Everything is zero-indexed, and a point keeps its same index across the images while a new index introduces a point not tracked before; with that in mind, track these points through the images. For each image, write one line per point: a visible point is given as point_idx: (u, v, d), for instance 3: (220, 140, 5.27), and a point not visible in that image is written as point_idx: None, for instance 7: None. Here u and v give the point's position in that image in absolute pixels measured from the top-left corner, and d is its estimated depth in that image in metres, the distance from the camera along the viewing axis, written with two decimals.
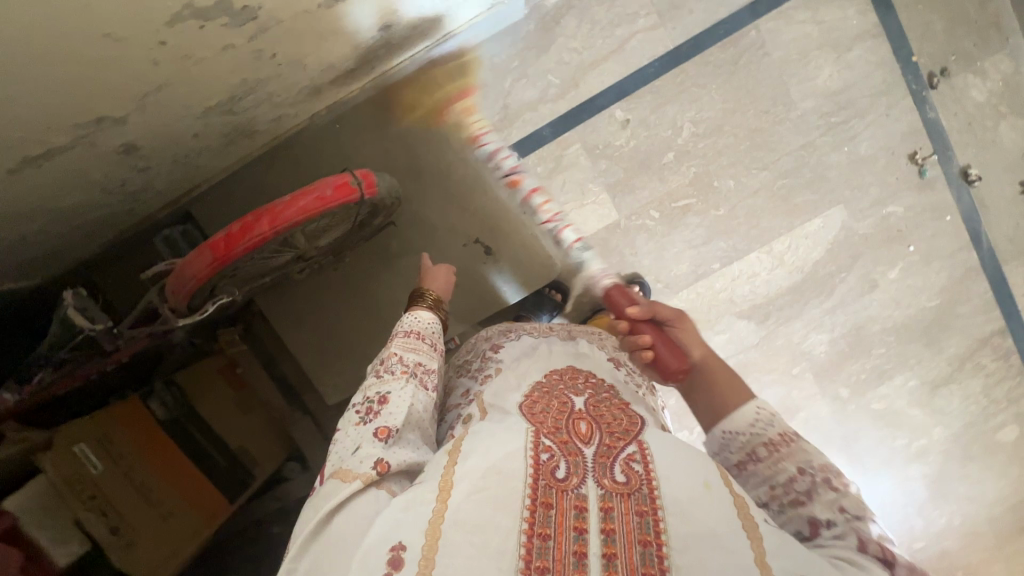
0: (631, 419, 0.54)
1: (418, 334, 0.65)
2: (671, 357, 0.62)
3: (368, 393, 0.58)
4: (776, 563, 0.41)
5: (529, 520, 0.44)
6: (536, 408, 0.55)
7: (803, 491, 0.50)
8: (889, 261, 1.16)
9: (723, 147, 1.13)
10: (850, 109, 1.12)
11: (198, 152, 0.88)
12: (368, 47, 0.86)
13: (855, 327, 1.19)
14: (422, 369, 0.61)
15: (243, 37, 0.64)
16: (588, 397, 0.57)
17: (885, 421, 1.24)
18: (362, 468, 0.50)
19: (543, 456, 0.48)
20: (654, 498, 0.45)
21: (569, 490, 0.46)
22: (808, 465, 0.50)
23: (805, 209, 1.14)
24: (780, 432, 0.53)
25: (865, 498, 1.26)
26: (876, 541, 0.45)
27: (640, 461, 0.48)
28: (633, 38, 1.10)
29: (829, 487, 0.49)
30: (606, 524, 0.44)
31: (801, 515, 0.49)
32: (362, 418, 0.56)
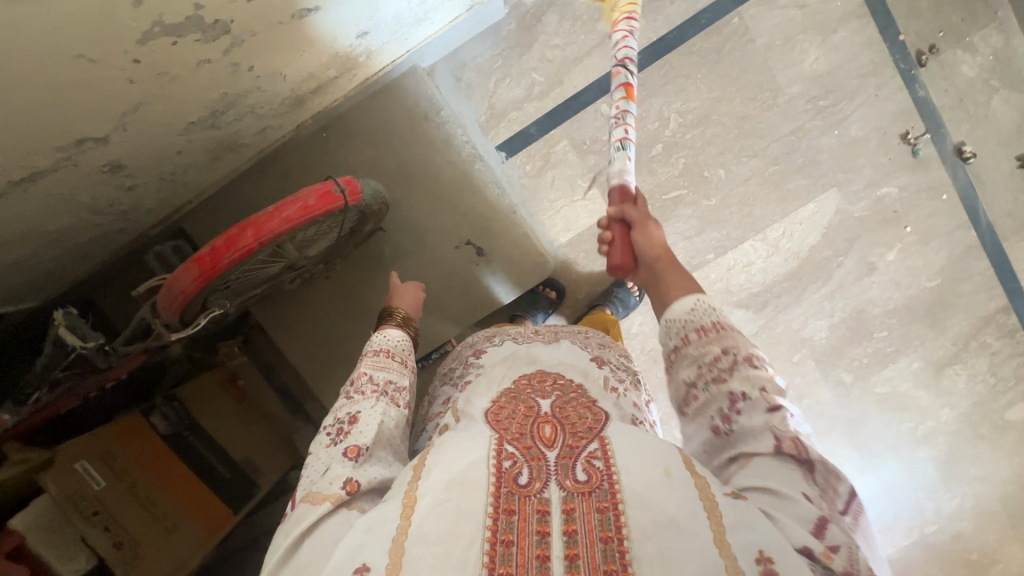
0: (595, 417, 0.56)
1: (388, 352, 0.68)
2: (622, 251, 0.72)
3: (339, 416, 0.61)
4: (735, 537, 0.43)
5: (492, 527, 0.45)
6: (501, 416, 0.57)
7: (727, 370, 0.56)
8: (886, 243, 1.15)
9: (712, 136, 1.12)
10: (837, 91, 1.11)
11: (184, 168, 0.89)
12: (347, 55, 0.87)
13: (855, 311, 1.18)
14: (392, 387, 0.64)
15: (217, 52, 0.65)
16: (554, 399, 0.59)
17: (891, 404, 1.22)
18: (331, 489, 0.52)
19: (506, 463, 0.50)
20: (614, 493, 0.47)
21: (532, 494, 0.48)
22: (733, 349, 0.56)
23: (798, 195, 1.13)
24: (714, 320, 0.59)
25: (873, 483, 1.25)
26: (791, 438, 0.50)
27: (601, 458, 0.50)
28: None
29: (750, 367, 0.55)
30: (568, 526, 0.45)
31: (722, 394, 0.55)
32: (333, 440, 0.58)
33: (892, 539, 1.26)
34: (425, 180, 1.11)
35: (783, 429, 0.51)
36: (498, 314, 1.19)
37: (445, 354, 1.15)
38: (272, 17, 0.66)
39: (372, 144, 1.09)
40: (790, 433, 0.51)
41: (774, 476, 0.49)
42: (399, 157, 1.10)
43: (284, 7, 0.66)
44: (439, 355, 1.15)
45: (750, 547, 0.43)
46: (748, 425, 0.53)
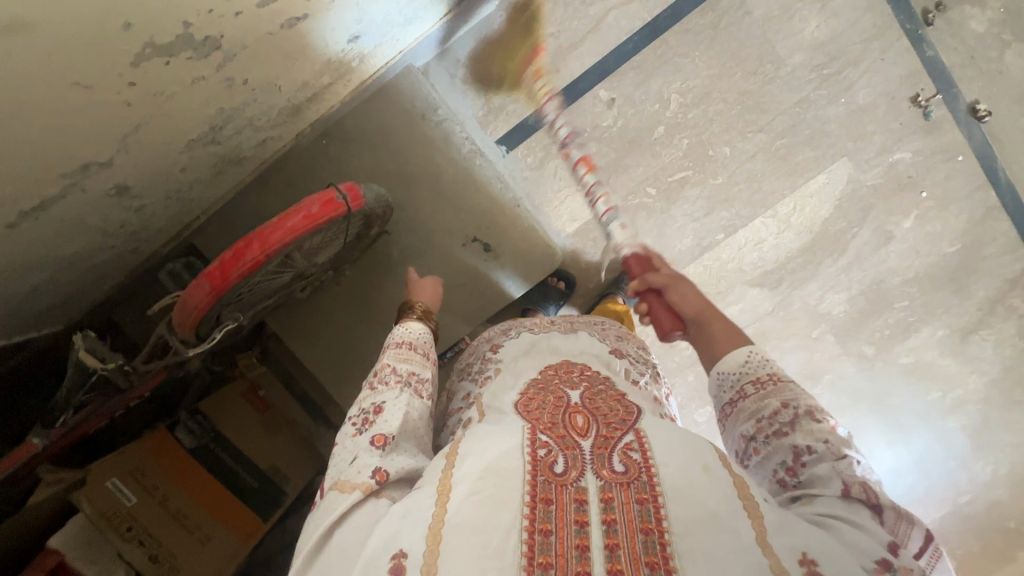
0: (627, 411, 0.57)
1: (410, 344, 0.68)
2: (667, 317, 0.72)
3: (363, 405, 0.61)
4: (776, 541, 0.42)
5: (530, 517, 0.45)
6: (534, 405, 0.58)
7: (786, 423, 0.54)
8: (903, 210, 1.12)
9: (714, 114, 1.10)
10: (841, 57, 1.08)
11: (192, 184, 0.90)
12: (339, 60, 0.86)
13: (874, 283, 1.15)
14: (415, 377, 0.65)
15: (210, 68, 0.65)
16: (583, 390, 0.60)
17: (917, 374, 1.20)
18: (360, 478, 0.52)
19: (540, 452, 0.50)
20: (654, 485, 0.47)
21: (568, 484, 0.48)
22: (792, 401, 0.55)
23: (807, 166, 1.11)
24: (768, 372, 0.59)
25: (903, 456, 1.24)
26: (860, 485, 0.47)
27: (637, 450, 0.50)
28: (609, 15, 1.06)
29: (811, 418, 0.54)
30: (607, 515, 0.45)
31: (784, 445, 0.53)
32: (358, 430, 0.58)
33: (926, 511, 1.26)
34: (426, 179, 1.10)
35: (850, 475, 0.48)
36: (508, 309, 1.20)
37: (459, 353, 1.18)
38: (263, 28, 0.66)
39: (373, 149, 1.09)
40: (860, 480, 0.48)
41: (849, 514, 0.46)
42: (399, 158, 1.09)
43: (273, 17, 0.66)
44: (454, 353, 1.17)
45: (792, 549, 0.42)
46: (816, 474, 0.50)
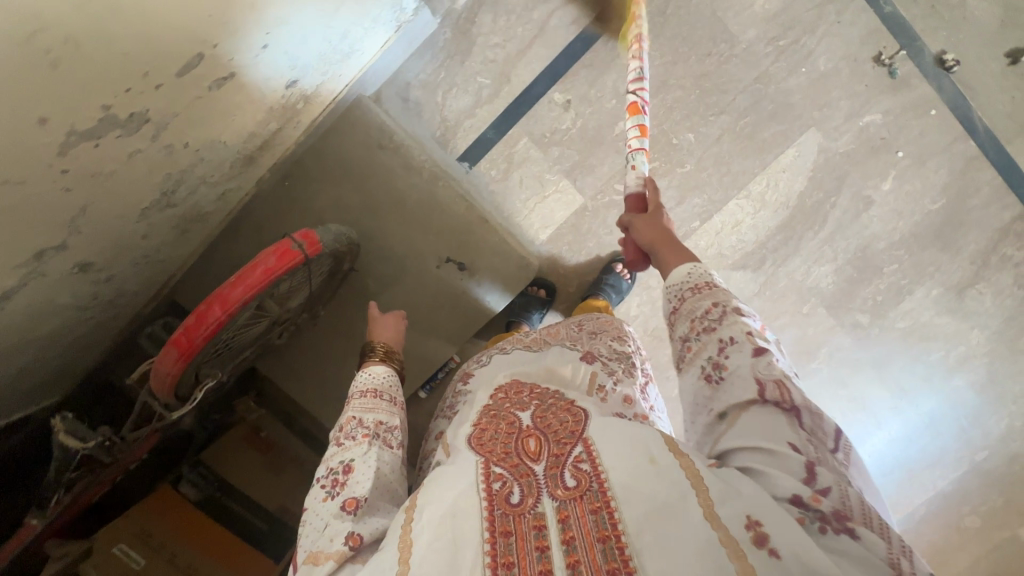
0: (575, 421, 0.56)
1: (375, 393, 0.70)
2: (633, 249, 0.75)
3: (331, 466, 0.61)
4: (724, 511, 0.42)
5: (491, 553, 0.44)
6: (486, 437, 0.57)
7: (716, 319, 0.55)
8: (879, 173, 1.09)
9: (673, 102, 1.08)
10: (796, 26, 1.04)
11: (156, 246, 0.91)
12: (282, 104, 0.86)
13: (859, 250, 1.13)
14: (382, 429, 0.65)
15: (145, 140, 0.65)
16: (534, 411, 0.59)
17: (916, 336, 1.17)
18: (333, 547, 0.51)
19: (495, 485, 0.50)
20: (604, 490, 0.46)
21: (526, 512, 0.47)
22: (722, 300, 0.56)
23: (775, 142, 1.08)
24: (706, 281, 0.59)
25: (914, 421, 1.22)
26: (775, 385, 0.49)
27: (587, 460, 0.49)
28: (553, 17, 1.05)
29: (738, 313, 0.55)
30: (566, 534, 0.45)
31: (713, 341, 0.54)
32: (328, 493, 0.58)
33: (943, 473, 1.24)
34: (392, 207, 1.10)
35: (768, 372, 0.50)
36: (493, 323, 1.20)
37: (451, 371, 1.18)
38: (193, 91, 0.66)
39: (332, 183, 1.09)
40: (775, 377, 0.50)
41: (761, 429, 0.48)
42: (363, 190, 1.09)
43: (200, 80, 0.65)
44: (445, 373, 1.18)
45: (737, 516, 0.41)
46: (736, 368, 0.52)
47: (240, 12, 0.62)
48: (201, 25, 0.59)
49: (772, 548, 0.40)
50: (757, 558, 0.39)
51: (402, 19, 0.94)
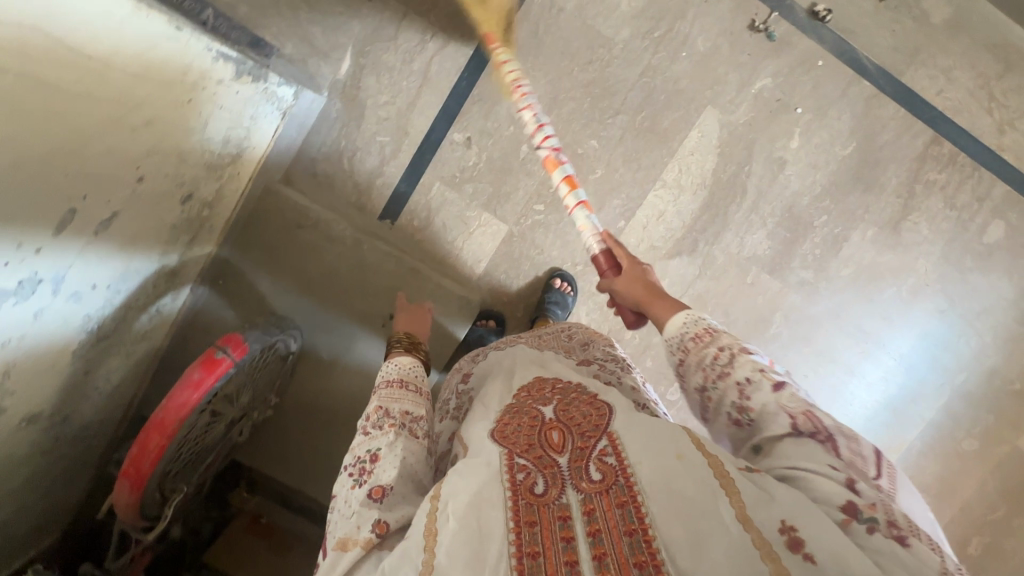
0: (601, 412, 0.56)
1: (399, 384, 0.72)
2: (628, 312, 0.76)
3: (359, 453, 0.62)
4: (756, 513, 0.44)
5: (517, 542, 0.47)
6: (508, 430, 0.57)
7: (725, 364, 0.57)
8: (784, 134, 1.11)
9: (568, 115, 1.10)
10: (667, 15, 1.06)
11: (104, 371, 0.94)
12: (185, 217, 0.89)
13: (786, 211, 1.14)
14: (408, 418, 0.66)
15: (48, 296, 0.68)
16: (557, 403, 0.59)
17: (865, 279, 1.18)
18: (362, 532, 0.54)
19: (519, 476, 0.51)
20: (631, 486, 0.49)
21: (550, 502, 0.49)
22: (726, 344, 0.58)
23: (676, 128, 1.10)
24: (703, 327, 0.61)
25: (885, 362, 1.22)
26: (803, 415, 0.51)
27: (612, 454, 0.51)
28: (433, 63, 1.07)
29: (744, 354, 0.57)
30: (591, 526, 0.47)
31: (729, 385, 0.56)
32: (356, 480, 0.60)
33: (927, 405, 1.24)
34: (327, 279, 1.14)
35: (793, 406, 0.52)
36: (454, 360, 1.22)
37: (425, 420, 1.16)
38: (81, 238, 0.69)
39: (265, 271, 1.13)
40: (802, 409, 0.51)
41: (803, 459, 0.50)
42: (296, 270, 1.13)
43: (82, 229, 0.68)
44: None
45: (772, 520, 0.44)
46: (762, 408, 0.54)
47: (104, 155, 0.64)
48: (66, 183, 0.61)
49: (806, 551, 0.43)
50: (791, 560, 0.42)
51: (285, 106, 0.95)
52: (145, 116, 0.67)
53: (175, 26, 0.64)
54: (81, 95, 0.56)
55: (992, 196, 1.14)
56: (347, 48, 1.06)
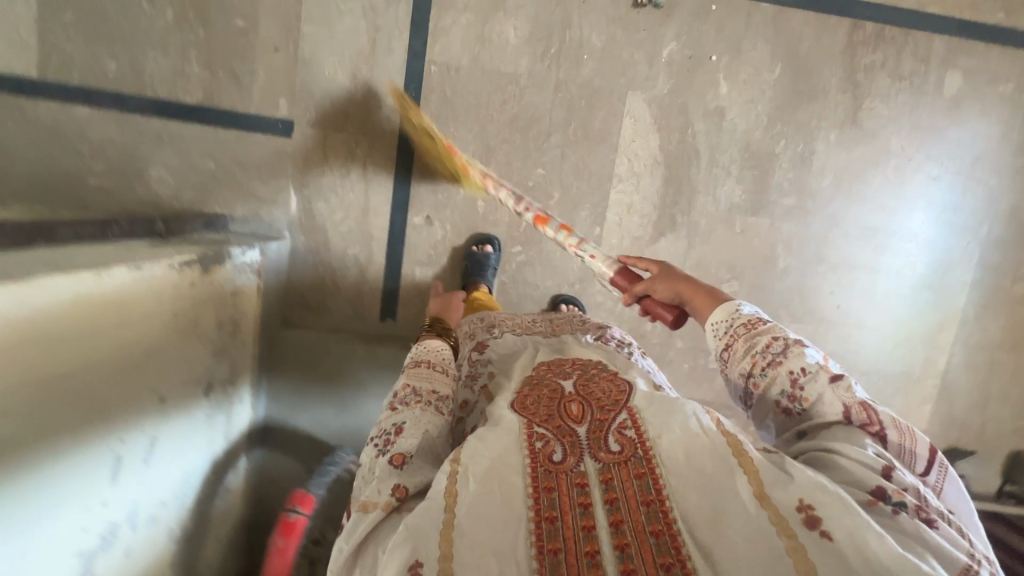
0: (622, 389, 0.58)
1: (429, 363, 0.70)
2: (665, 308, 0.71)
3: (385, 427, 0.61)
4: (775, 493, 0.46)
5: (535, 508, 0.47)
6: (528, 400, 0.58)
7: (779, 352, 0.60)
8: (710, 84, 1.12)
9: (507, 157, 1.13)
10: (556, 31, 1.09)
11: (204, 561, 0.99)
12: (215, 403, 0.95)
13: (744, 151, 1.15)
14: (435, 396, 0.65)
15: (128, 534, 0.75)
16: (576, 378, 0.60)
17: (848, 179, 1.17)
18: (382, 496, 0.52)
19: (538, 444, 0.52)
20: (650, 458, 0.50)
21: (568, 469, 0.50)
22: (781, 334, 0.61)
23: (609, 124, 1.13)
24: (755, 317, 0.63)
25: (904, 246, 1.21)
26: (858, 405, 0.55)
27: (631, 427, 0.53)
28: (368, 164, 1.12)
29: (799, 345, 0.60)
30: (609, 494, 0.48)
31: (782, 372, 0.59)
32: (380, 449, 0.58)
33: (964, 269, 1.21)
34: (357, 391, 1.18)
35: (846, 396, 0.56)
36: None
37: None
38: (135, 472, 0.75)
39: (302, 409, 1.18)
40: (858, 401, 0.56)
41: (846, 440, 0.53)
42: (327, 394, 1.18)
43: (132, 464, 0.74)
44: None
45: (790, 498, 0.45)
46: (815, 397, 0.58)
47: (123, 396, 0.70)
48: (102, 436, 0.68)
49: (823, 530, 0.43)
50: (807, 537, 0.43)
51: (257, 265, 1.00)
52: (144, 346, 0.73)
53: (134, 265, 0.71)
54: (77, 368, 0.62)
55: (934, 51, 1.12)
56: (288, 185, 1.12)
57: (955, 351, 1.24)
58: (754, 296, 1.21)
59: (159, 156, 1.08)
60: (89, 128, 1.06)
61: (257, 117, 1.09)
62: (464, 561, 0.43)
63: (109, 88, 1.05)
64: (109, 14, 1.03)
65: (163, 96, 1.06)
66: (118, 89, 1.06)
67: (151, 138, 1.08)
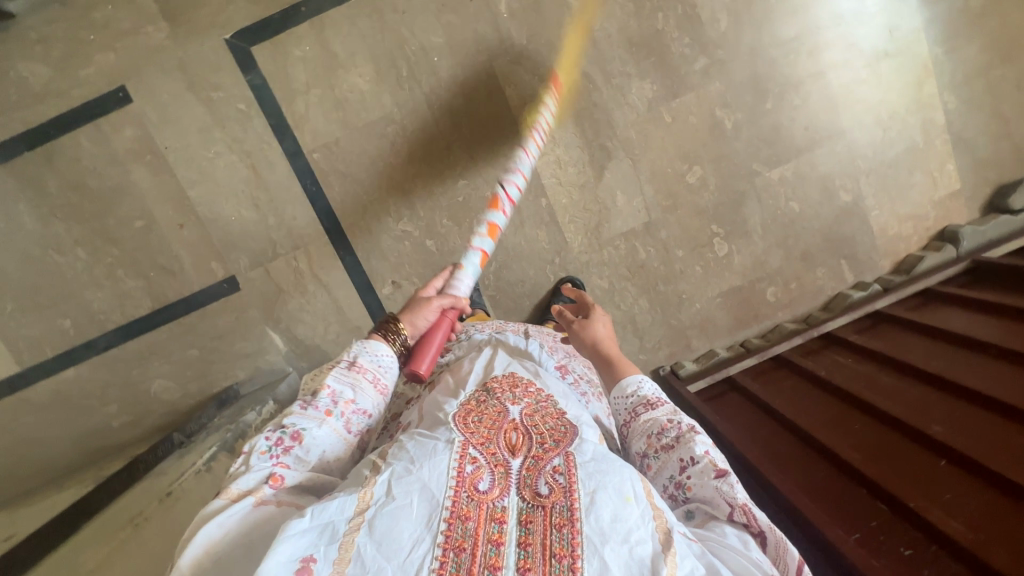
0: (567, 426, 0.54)
1: (359, 368, 0.63)
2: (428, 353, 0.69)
3: (283, 423, 0.57)
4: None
5: (446, 533, 0.44)
6: (471, 417, 0.54)
7: (673, 439, 0.58)
8: (561, 8, 1.07)
9: (425, 188, 1.12)
10: (398, 53, 1.07)
11: None
12: None
13: (629, 46, 1.09)
14: (350, 409, 0.61)
15: None
16: (524, 406, 0.56)
17: (743, 6, 1.09)
18: (256, 484, 0.51)
19: (468, 468, 0.48)
20: (574, 509, 0.45)
21: (489, 501, 0.47)
22: (675, 419, 0.60)
23: (493, 102, 1.10)
24: (655, 397, 0.64)
25: (837, 33, 1.12)
26: (742, 507, 0.51)
27: (565, 473, 0.48)
28: (315, 269, 1.13)
29: (692, 431, 0.58)
30: (524, 538, 0.45)
31: (671, 457, 0.57)
32: (269, 448, 0.55)
33: (907, 17, 1.12)
34: None
35: (734, 495, 0.52)
36: None
37: None
38: None
39: None
40: (743, 501, 0.52)
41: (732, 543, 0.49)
42: None
43: None
44: None
45: None
46: (697, 486, 0.54)
47: None
48: None
49: None
50: None
51: (272, 404, 1.02)
52: None
53: (164, 494, 0.75)
54: None
55: None
56: (264, 328, 1.14)
57: (947, 98, 1.15)
58: (724, 166, 1.15)
59: (151, 371, 1.13)
60: (84, 384, 1.11)
61: (204, 289, 1.12)
62: (357, 568, 0.41)
63: (77, 342, 1.11)
64: (38, 284, 1.08)
65: (122, 321, 1.11)
66: (85, 339, 1.11)
67: (135, 360, 1.12)
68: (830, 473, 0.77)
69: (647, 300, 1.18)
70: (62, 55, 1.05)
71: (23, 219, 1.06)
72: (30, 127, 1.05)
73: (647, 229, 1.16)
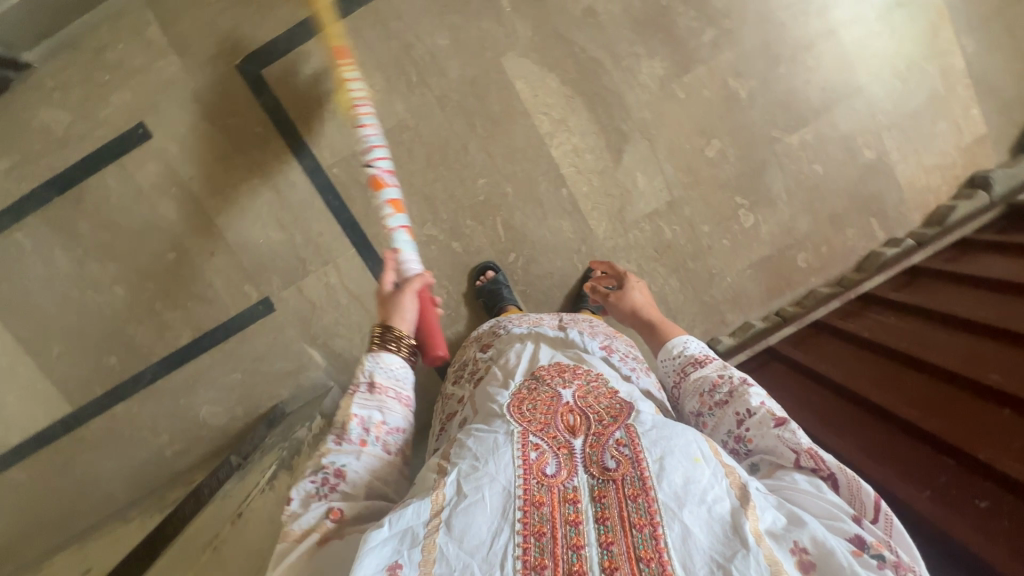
0: (621, 403, 0.54)
1: (381, 388, 0.61)
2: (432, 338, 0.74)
3: (322, 463, 0.54)
4: (762, 528, 0.43)
5: (523, 523, 0.44)
6: (525, 405, 0.54)
7: (727, 394, 0.58)
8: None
9: (446, 190, 1.11)
10: (406, 58, 1.08)
11: None
12: None
13: (635, 26, 1.09)
14: (383, 431, 0.59)
15: None
16: (575, 389, 0.57)
17: None
18: (314, 523, 0.49)
19: (532, 455, 0.49)
20: (645, 479, 0.46)
21: (559, 483, 0.47)
22: (725, 372, 0.61)
23: (505, 96, 1.10)
24: (704, 355, 0.64)
25: None
26: (808, 452, 0.50)
27: (630, 445, 0.49)
28: (346, 281, 1.14)
29: (745, 383, 0.58)
30: (601, 512, 0.45)
31: (727, 411, 0.57)
32: (317, 490, 0.52)
33: None
34: None
35: (798, 441, 0.51)
36: None
37: None
38: None
39: None
40: (807, 445, 0.51)
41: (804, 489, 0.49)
42: None
43: None
44: None
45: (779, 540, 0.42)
46: (759, 438, 0.54)
47: None
48: None
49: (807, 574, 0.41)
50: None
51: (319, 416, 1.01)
52: None
53: (234, 516, 0.76)
54: None
55: None
56: (302, 345, 1.15)
57: (964, 41, 1.13)
58: (743, 135, 1.13)
59: (197, 398, 1.14)
60: (134, 418, 1.13)
61: (240, 313, 1.14)
62: (443, 568, 0.42)
63: (124, 376, 1.13)
64: (82, 324, 1.11)
65: (165, 352, 1.13)
66: (131, 373, 1.13)
67: (181, 389, 1.14)
68: (889, 432, 0.77)
69: (678, 279, 1.17)
70: (79, 98, 1.06)
71: (60, 263, 1.09)
72: (56, 173, 1.07)
73: (671, 207, 1.15)
